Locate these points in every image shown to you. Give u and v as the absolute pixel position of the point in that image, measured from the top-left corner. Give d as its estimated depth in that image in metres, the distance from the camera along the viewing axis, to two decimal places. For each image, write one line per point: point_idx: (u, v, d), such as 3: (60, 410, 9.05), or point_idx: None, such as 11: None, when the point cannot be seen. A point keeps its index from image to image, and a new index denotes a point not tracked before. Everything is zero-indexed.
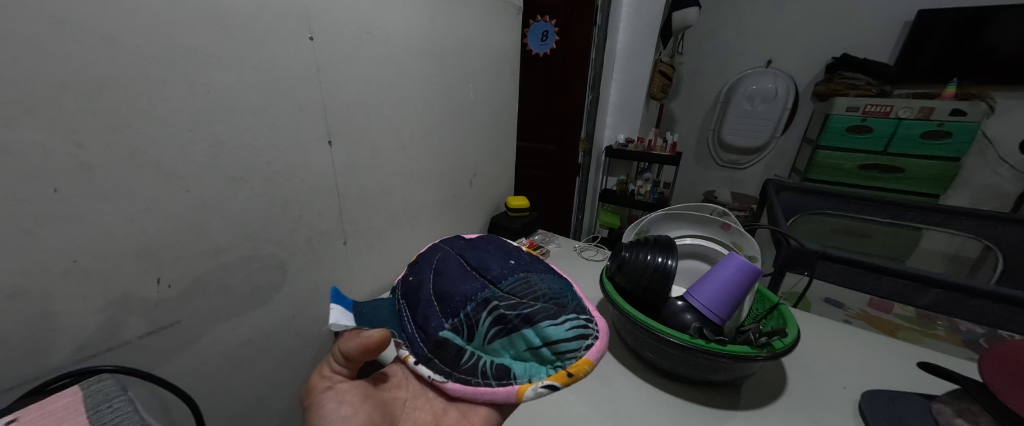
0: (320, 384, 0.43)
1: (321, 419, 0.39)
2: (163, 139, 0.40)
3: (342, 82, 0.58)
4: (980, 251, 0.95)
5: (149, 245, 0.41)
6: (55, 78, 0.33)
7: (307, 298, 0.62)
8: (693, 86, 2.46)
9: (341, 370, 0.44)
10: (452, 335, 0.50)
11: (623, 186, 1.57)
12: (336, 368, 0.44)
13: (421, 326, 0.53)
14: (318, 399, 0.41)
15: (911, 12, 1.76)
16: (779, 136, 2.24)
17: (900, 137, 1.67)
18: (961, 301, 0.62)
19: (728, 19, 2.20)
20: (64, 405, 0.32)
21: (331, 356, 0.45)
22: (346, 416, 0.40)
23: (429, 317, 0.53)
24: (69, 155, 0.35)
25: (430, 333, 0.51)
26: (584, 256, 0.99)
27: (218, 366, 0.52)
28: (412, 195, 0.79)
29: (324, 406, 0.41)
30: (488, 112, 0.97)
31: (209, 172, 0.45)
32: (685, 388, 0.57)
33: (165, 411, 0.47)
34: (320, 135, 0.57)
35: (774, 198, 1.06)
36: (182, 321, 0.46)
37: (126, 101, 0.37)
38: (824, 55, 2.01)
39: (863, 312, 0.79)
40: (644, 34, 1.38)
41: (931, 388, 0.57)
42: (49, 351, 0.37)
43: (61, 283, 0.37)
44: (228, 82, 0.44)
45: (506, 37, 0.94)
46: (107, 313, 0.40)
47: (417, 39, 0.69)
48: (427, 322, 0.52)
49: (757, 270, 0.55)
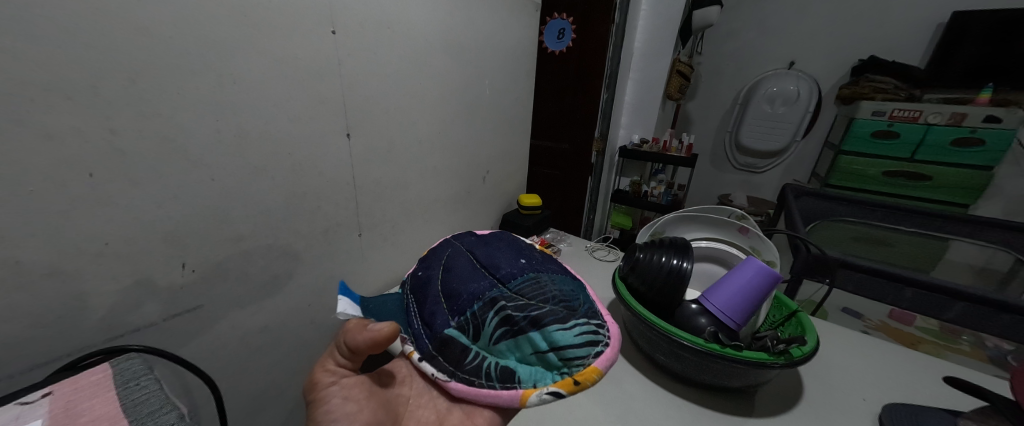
0: (325, 378, 0.43)
1: (327, 415, 0.40)
2: (191, 128, 0.41)
3: (362, 77, 0.58)
4: (1011, 264, 0.91)
5: (176, 231, 0.43)
6: (93, 66, 0.34)
7: (322, 288, 0.63)
8: (712, 87, 2.41)
9: (344, 363, 0.44)
10: (457, 332, 0.51)
11: (636, 186, 1.56)
12: (341, 362, 0.44)
13: (427, 322, 0.53)
14: (322, 395, 0.41)
15: (946, 13, 1.69)
16: (799, 139, 2.18)
17: (928, 144, 1.61)
18: (989, 316, 0.60)
19: (750, 19, 2.15)
20: (97, 381, 0.33)
21: (335, 350, 0.45)
22: (351, 413, 0.40)
23: (436, 314, 0.53)
24: (103, 141, 0.36)
25: (434, 330, 0.51)
26: (596, 256, 0.98)
27: (237, 350, 0.53)
28: (427, 189, 0.79)
29: (329, 402, 0.41)
30: (504, 109, 0.97)
31: (232, 161, 0.46)
32: (695, 392, 0.56)
33: (187, 391, 0.49)
34: (339, 128, 0.58)
35: (793, 202, 1.04)
36: (205, 305, 0.48)
37: (158, 90, 0.38)
38: (850, 57, 1.94)
39: (883, 323, 0.76)
40: (664, 32, 1.36)
41: (956, 404, 0.55)
42: (81, 328, 0.39)
43: (94, 264, 0.38)
44: (254, 75, 0.46)
45: (524, 34, 0.93)
46: (137, 295, 0.42)
47: (435, 34, 0.69)
48: (433, 318, 0.53)
49: (776, 276, 0.54)
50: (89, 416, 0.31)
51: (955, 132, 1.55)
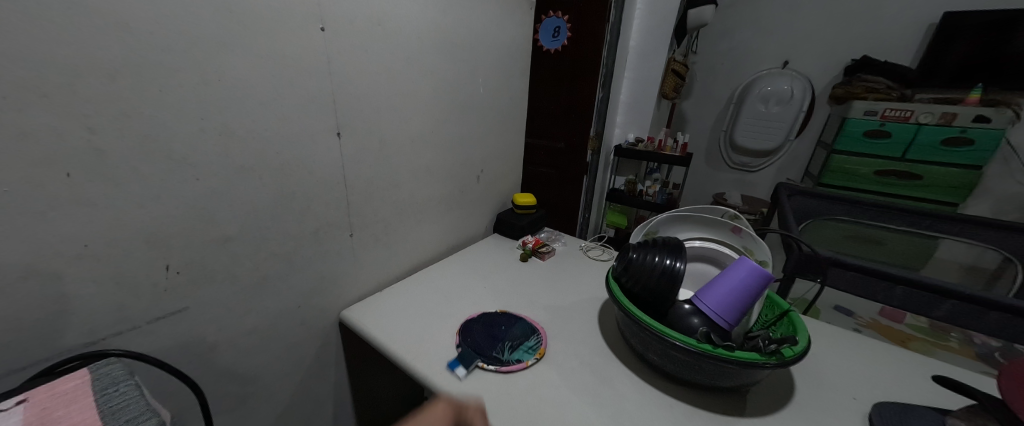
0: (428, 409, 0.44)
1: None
2: (173, 126, 0.40)
3: (352, 74, 0.57)
4: (999, 262, 0.93)
5: (158, 232, 0.42)
6: (67, 62, 0.33)
7: (312, 289, 0.62)
8: (707, 86, 2.41)
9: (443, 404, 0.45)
10: (514, 352, 0.60)
11: (632, 186, 1.56)
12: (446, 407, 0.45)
13: (475, 349, 0.60)
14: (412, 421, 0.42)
15: (937, 13, 1.70)
16: (793, 138, 2.20)
17: (919, 143, 1.63)
18: (977, 313, 0.61)
19: (744, 19, 2.16)
20: (74, 387, 0.32)
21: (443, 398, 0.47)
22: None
23: (484, 344, 0.61)
24: (80, 140, 0.35)
25: (487, 354, 0.59)
26: (590, 255, 0.98)
27: (224, 353, 0.52)
28: (420, 189, 0.79)
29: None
30: (498, 107, 0.96)
31: (217, 161, 0.45)
32: (688, 392, 0.56)
33: (172, 395, 0.48)
34: (328, 127, 0.57)
35: (786, 202, 1.04)
36: (190, 308, 0.47)
37: (138, 88, 0.37)
38: (843, 57, 1.96)
39: (873, 321, 0.77)
40: (659, 31, 1.36)
41: (946, 402, 0.55)
42: (58, 333, 0.38)
43: (72, 266, 0.37)
44: (240, 72, 0.45)
45: (518, 32, 0.93)
46: (119, 298, 0.41)
47: (427, 31, 0.68)
48: (482, 347, 0.61)
49: (769, 277, 0.53)
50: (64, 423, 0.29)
51: (946, 131, 1.56)
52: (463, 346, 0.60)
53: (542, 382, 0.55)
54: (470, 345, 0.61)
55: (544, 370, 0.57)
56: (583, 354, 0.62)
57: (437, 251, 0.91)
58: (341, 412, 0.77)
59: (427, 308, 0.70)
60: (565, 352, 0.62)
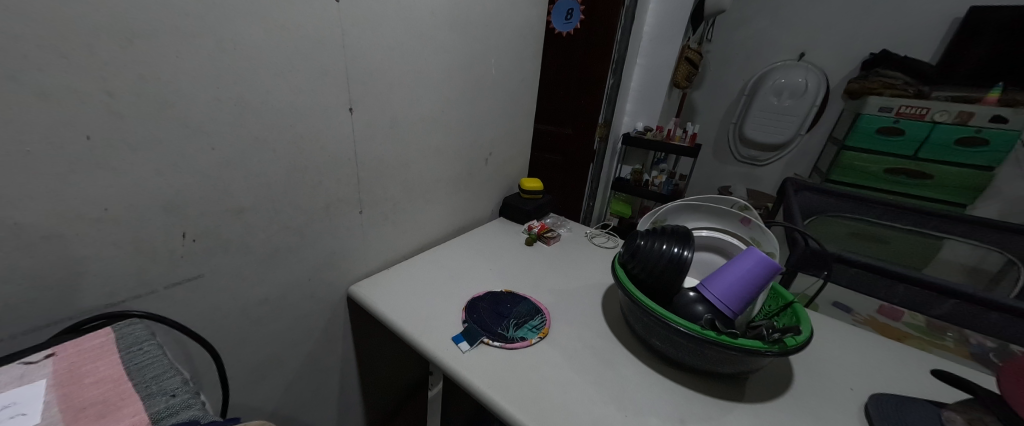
0: None
1: None
2: (190, 93, 0.40)
3: (363, 48, 0.56)
4: (1002, 264, 0.93)
5: (176, 198, 0.42)
6: (84, 21, 0.33)
7: (321, 264, 0.63)
8: (719, 75, 2.37)
9: None
10: (519, 330, 0.62)
11: (638, 175, 1.59)
12: None
13: (480, 325, 0.62)
14: None
15: (963, 8, 1.65)
16: (804, 133, 2.18)
17: (932, 142, 1.61)
18: (976, 314, 0.62)
19: (762, 7, 2.10)
20: (99, 344, 0.34)
21: None
22: None
23: (489, 321, 0.63)
24: (101, 103, 0.35)
25: (493, 331, 0.61)
26: (595, 242, 0.97)
27: (239, 320, 0.54)
28: (428, 169, 0.78)
29: None
30: (509, 91, 0.95)
31: (234, 131, 0.45)
32: (689, 377, 0.56)
33: (188, 356, 0.50)
34: (341, 102, 0.56)
35: (792, 197, 1.02)
36: (205, 275, 0.48)
37: (158, 53, 0.37)
38: (862, 50, 1.91)
39: (871, 318, 0.75)
40: (675, 17, 1.32)
41: (940, 396, 0.56)
42: (80, 292, 0.39)
43: (92, 229, 0.38)
44: (255, 41, 0.44)
45: (533, 11, 0.90)
46: (137, 261, 0.41)
47: (441, 7, 0.66)
48: (488, 324, 0.62)
49: (776, 267, 0.54)
50: (93, 377, 0.31)
51: (960, 131, 1.54)
52: (468, 322, 0.62)
53: (545, 361, 0.56)
54: (475, 321, 0.62)
55: (549, 351, 0.59)
56: (587, 337, 0.63)
57: (444, 232, 0.92)
58: (347, 385, 0.80)
59: (432, 287, 0.71)
60: (568, 334, 0.63)
